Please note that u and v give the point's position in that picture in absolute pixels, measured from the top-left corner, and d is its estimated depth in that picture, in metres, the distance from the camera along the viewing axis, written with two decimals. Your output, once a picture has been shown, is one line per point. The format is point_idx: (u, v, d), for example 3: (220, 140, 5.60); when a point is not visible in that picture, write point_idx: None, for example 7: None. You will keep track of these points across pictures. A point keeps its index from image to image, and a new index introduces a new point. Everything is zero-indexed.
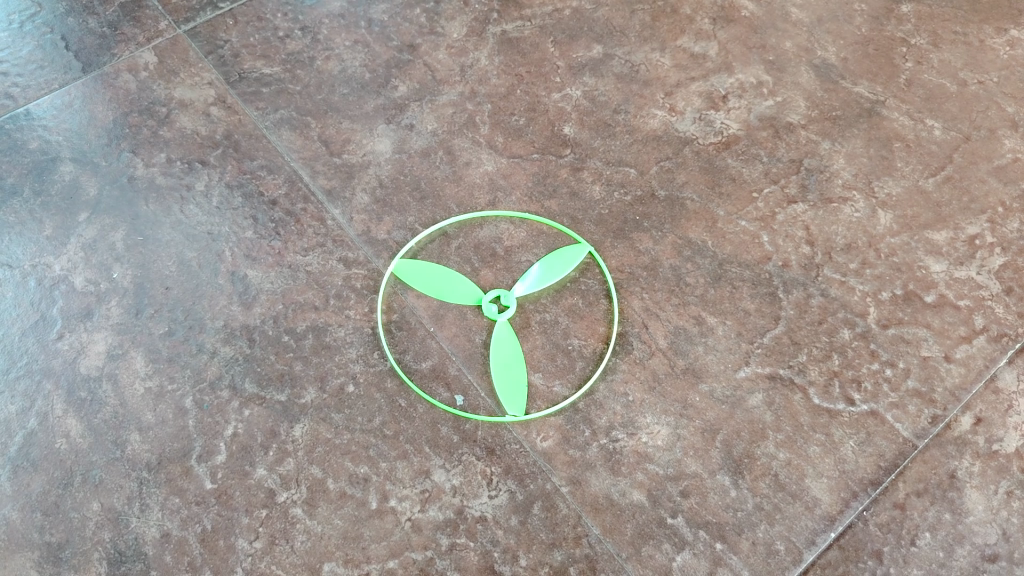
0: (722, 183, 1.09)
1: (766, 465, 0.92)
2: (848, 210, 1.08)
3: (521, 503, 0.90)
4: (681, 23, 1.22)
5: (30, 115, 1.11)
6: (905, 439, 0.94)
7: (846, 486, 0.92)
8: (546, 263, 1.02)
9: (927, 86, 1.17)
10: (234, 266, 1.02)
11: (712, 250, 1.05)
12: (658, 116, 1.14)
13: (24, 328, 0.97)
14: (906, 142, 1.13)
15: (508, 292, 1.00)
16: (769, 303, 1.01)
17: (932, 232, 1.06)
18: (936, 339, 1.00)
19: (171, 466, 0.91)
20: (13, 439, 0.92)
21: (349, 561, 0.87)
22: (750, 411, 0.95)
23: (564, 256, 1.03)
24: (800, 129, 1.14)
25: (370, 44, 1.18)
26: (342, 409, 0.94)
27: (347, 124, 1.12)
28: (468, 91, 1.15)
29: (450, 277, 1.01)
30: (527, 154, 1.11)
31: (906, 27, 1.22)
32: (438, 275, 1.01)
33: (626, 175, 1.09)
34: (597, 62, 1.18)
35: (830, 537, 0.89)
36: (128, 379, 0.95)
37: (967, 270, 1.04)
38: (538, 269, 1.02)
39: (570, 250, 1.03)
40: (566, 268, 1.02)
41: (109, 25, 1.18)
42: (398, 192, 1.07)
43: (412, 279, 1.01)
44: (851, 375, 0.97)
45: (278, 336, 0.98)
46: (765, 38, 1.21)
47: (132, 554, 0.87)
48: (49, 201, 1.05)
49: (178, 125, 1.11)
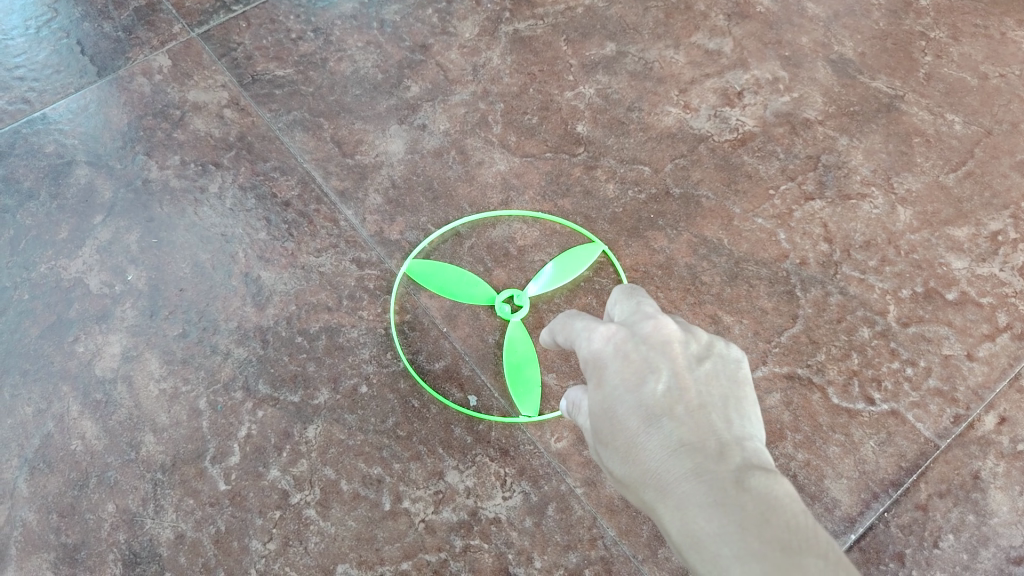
0: (737, 181, 1.08)
1: (784, 466, 0.91)
2: (867, 207, 1.06)
3: (535, 504, 0.89)
4: (695, 19, 1.20)
5: (46, 120, 1.11)
6: (926, 439, 0.92)
7: (867, 488, 0.91)
8: (558, 264, 1.01)
9: (947, 80, 1.15)
10: (247, 268, 1.02)
11: (727, 249, 1.03)
12: (672, 113, 1.13)
13: (40, 330, 0.98)
14: (926, 137, 1.11)
15: (520, 292, 1.00)
16: (786, 302, 1.00)
17: (953, 228, 1.04)
18: (958, 337, 0.98)
19: (185, 467, 0.91)
20: (30, 441, 0.92)
21: (362, 563, 0.87)
22: (768, 411, 0.94)
23: (577, 255, 1.02)
24: (816, 125, 1.12)
25: (382, 45, 1.18)
26: (355, 410, 0.93)
27: (359, 126, 1.12)
28: (480, 91, 1.14)
29: (462, 277, 1.00)
30: (540, 153, 1.10)
31: (926, 21, 1.20)
32: (451, 275, 1.00)
33: (640, 173, 1.08)
34: (610, 60, 1.17)
35: (851, 539, 0.88)
36: (143, 381, 0.95)
37: (989, 267, 1.02)
38: (550, 270, 1.01)
39: (584, 250, 1.02)
40: (580, 268, 1.01)
41: (124, 29, 1.18)
42: (411, 192, 1.07)
43: (424, 280, 1.00)
44: (870, 375, 0.96)
45: (291, 337, 0.97)
46: (781, 34, 1.19)
47: (146, 555, 0.87)
48: (64, 204, 1.06)
49: (191, 128, 1.11)
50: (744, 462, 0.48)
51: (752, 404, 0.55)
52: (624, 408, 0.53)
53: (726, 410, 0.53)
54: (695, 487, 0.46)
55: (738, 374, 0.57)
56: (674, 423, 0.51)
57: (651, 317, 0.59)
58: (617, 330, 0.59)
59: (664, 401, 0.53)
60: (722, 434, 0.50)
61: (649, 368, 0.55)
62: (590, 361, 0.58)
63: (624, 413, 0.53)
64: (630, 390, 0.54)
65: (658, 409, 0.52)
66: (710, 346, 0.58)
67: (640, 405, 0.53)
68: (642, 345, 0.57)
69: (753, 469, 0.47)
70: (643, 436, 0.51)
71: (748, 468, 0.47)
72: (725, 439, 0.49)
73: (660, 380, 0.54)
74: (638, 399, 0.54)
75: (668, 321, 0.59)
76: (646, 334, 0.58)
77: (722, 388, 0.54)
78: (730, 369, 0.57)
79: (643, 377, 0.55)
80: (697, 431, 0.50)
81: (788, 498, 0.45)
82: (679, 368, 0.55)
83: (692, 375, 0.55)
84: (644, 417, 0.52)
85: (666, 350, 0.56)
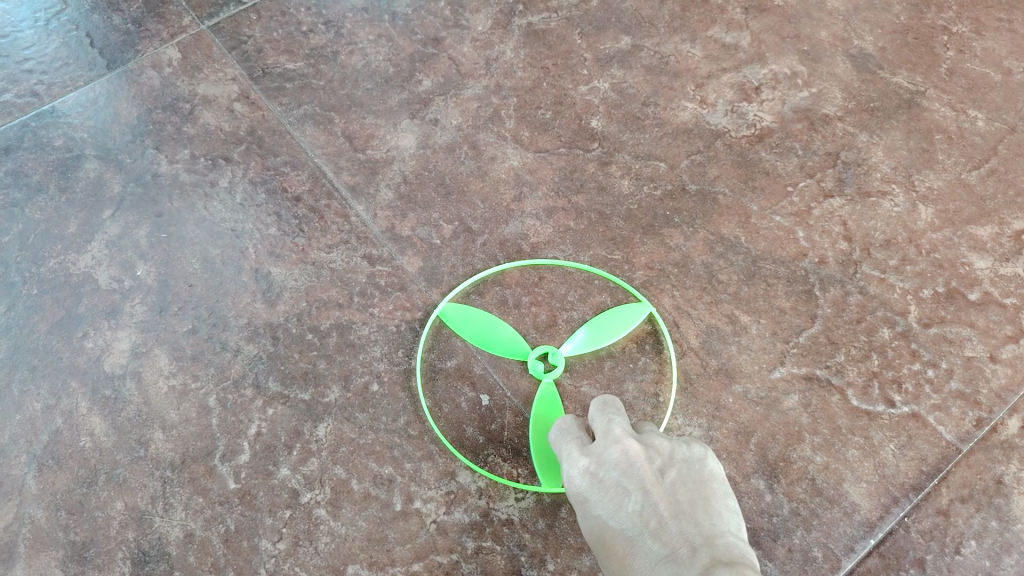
0: (754, 177, 1.06)
1: (802, 469, 0.90)
2: (887, 205, 1.04)
3: (548, 506, 0.88)
4: (712, 12, 1.18)
5: (55, 113, 1.10)
6: (948, 443, 0.90)
7: (887, 492, 0.89)
8: (597, 324, 0.96)
9: (970, 76, 1.12)
10: (257, 264, 1.01)
11: (744, 247, 1.01)
12: (688, 108, 1.11)
13: (48, 326, 0.97)
14: (947, 133, 1.08)
15: (556, 350, 0.95)
16: (804, 301, 0.98)
17: (975, 227, 1.02)
18: (980, 338, 0.96)
19: (194, 465, 0.90)
20: (38, 437, 0.91)
21: (373, 564, 0.85)
22: (785, 413, 0.92)
23: (622, 316, 0.97)
24: (835, 121, 1.10)
25: (393, 38, 1.16)
26: (366, 409, 0.92)
27: (370, 120, 1.10)
28: (493, 85, 1.13)
29: (498, 328, 0.96)
30: (553, 149, 1.08)
31: (948, 14, 1.17)
32: (484, 324, 0.96)
33: (655, 169, 1.06)
34: (625, 53, 1.15)
35: (870, 544, 0.86)
36: (152, 377, 0.94)
37: (1012, 267, 1.00)
38: (586, 330, 0.96)
39: (630, 309, 0.97)
40: (622, 329, 0.96)
41: (134, 21, 1.17)
42: (422, 188, 1.05)
43: (458, 328, 0.96)
44: (891, 376, 0.94)
45: (301, 334, 0.96)
46: (799, 28, 1.17)
47: (155, 554, 0.86)
48: (73, 198, 1.05)
49: (201, 122, 1.10)
50: (713, 560, 0.48)
51: (723, 501, 0.56)
52: (612, 534, 0.56)
53: (697, 513, 0.54)
54: None
55: (706, 475, 0.58)
56: (652, 539, 0.52)
57: (617, 440, 0.62)
58: (588, 460, 0.62)
59: (639, 520, 0.54)
60: (694, 537, 0.51)
61: (622, 491, 0.57)
62: (575, 498, 0.61)
63: (611, 540, 0.56)
64: (610, 517, 0.56)
65: (635, 528, 0.54)
66: (673, 455, 0.60)
67: (621, 530, 0.55)
68: (612, 470, 0.59)
69: (719, 564, 0.47)
70: (629, 559, 0.53)
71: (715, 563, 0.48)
72: (696, 544, 0.51)
73: (633, 500, 0.56)
74: (619, 524, 0.55)
75: (631, 440, 0.62)
76: (614, 458, 0.60)
77: (690, 493, 0.56)
78: (695, 472, 0.58)
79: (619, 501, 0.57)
80: (669, 542, 0.52)
81: None
82: (648, 484, 0.57)
83: (660, 487, 0.56)
84: (626, 541, 0.54)
85: (635, 469, 0.58)
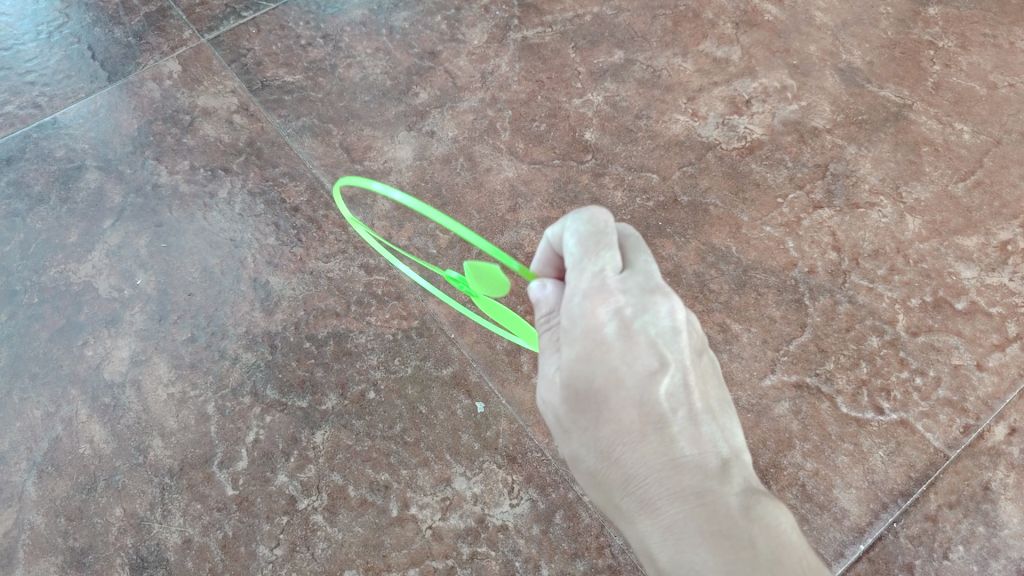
0: (745, 188, 1.08)
1: (793, 475, 0.91)
2: (875, 216, 1.06)
3: (543, 511, 0.89)
4: (703, 27, 1.21)
5: (57, 124, 1.12)
6: (936, 449, 0.92)
7: (876, 497, 0.90)
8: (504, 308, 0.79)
9: (956, 90, 1.15)
10: (256, 273, 1.02)
11: (736, 256, 1.03)
12: (680, 121, 1.13)
13: (49, 334, 0.98)
14: (934, 146, 1.11)
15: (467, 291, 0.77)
16: (794, 310, 1.00)
17: (962, 238, 1.04)
18: (968, 347, 0.98)
19: (192, 472, 0.91)
20: (39, 444, 0.92)
21: (369, 569, 0.86)
22: (776, 420, 0.94)
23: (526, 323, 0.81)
24: (824, 133, 1.12)
25: (391, 52, 1.19)
26: (363, 416, 0.93)
27: (368, 132, 1.12)
28: (489, 98, 1.15)
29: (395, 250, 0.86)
30: (548, 160, 1.10)
31: (933, 30, 1.20)
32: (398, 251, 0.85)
33: (648, 181, 1.08)
34: (618, 67, 1.18)
35: (859, 549, 0.88)
36: (152, 384, 0.96)
37: (998, 277, 1.02)
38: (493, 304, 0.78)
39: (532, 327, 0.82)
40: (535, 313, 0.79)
41: (135, 35, 1.19)
42: (419, 198, 1.07)
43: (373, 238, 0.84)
44: (879, 384, 0.95)
45: (299, 342, 0.98)
46: (789, 43, 1.19)
47: (153, 560, 0.87)
48: (74, 208, 1.06)
49: (201, 133, 1.12)
50: (743, 483, 0.52)
51: (730, 403, 0.58)
52: (624, 398, 0.53)
53: (722, 415, 0.56)
54: (693, 504, 0.51)
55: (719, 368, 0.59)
56: (676, 430, 0.53)
57: (662, 295, 0.56)
58: (627, 304, 0.54)
59: (669, 402, 0.53)
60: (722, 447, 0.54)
61: (657, 358, 0.54)
62: (589, 330, 0.54)
63: (618, 400, 0.53)
64: (632, 377, 0.53)
65: (662, 409, 0.53)
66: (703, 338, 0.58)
67: (642, 399, 0.53)
68: (652, 330, 0.54)
69: (753, 492, 0.52)
70: (639, 434, 0.53)
71: (749, 492, 0.52)
72: (724, 457, 0.53)
73: (668, 375, 0.54)
74: (641, 394, 0.53)
75: (677, 302, 0.56)
76: (658, 316, 0.54)
77: (714, 391, 0.57)
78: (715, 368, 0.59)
79: (651, 369, 0.53)
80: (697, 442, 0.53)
81: (787, 527, 0.52)
82: (687, 364, 0.54)
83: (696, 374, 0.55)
84: (644, 416, 0.53)
85: (677, 340, 0.54)
